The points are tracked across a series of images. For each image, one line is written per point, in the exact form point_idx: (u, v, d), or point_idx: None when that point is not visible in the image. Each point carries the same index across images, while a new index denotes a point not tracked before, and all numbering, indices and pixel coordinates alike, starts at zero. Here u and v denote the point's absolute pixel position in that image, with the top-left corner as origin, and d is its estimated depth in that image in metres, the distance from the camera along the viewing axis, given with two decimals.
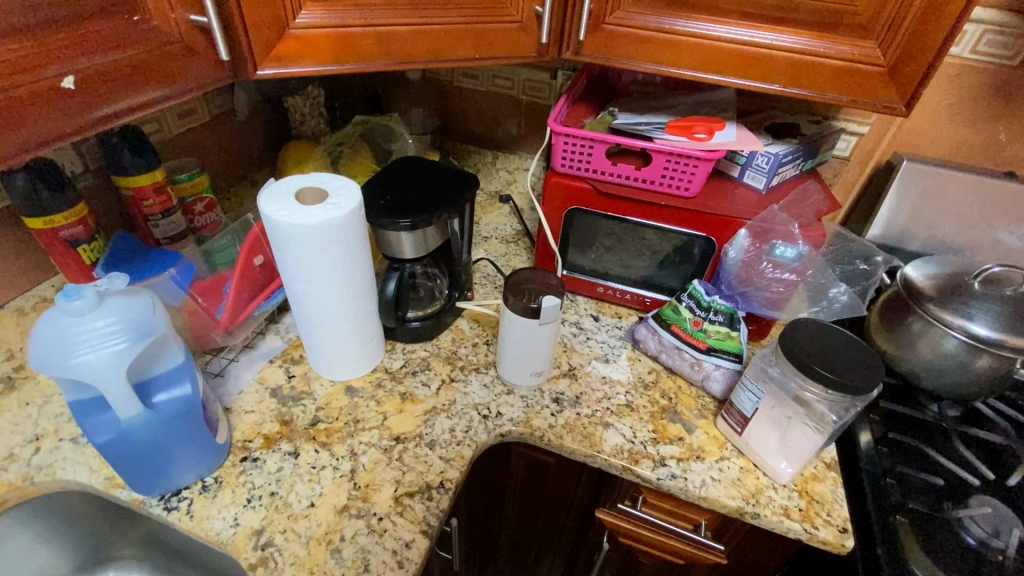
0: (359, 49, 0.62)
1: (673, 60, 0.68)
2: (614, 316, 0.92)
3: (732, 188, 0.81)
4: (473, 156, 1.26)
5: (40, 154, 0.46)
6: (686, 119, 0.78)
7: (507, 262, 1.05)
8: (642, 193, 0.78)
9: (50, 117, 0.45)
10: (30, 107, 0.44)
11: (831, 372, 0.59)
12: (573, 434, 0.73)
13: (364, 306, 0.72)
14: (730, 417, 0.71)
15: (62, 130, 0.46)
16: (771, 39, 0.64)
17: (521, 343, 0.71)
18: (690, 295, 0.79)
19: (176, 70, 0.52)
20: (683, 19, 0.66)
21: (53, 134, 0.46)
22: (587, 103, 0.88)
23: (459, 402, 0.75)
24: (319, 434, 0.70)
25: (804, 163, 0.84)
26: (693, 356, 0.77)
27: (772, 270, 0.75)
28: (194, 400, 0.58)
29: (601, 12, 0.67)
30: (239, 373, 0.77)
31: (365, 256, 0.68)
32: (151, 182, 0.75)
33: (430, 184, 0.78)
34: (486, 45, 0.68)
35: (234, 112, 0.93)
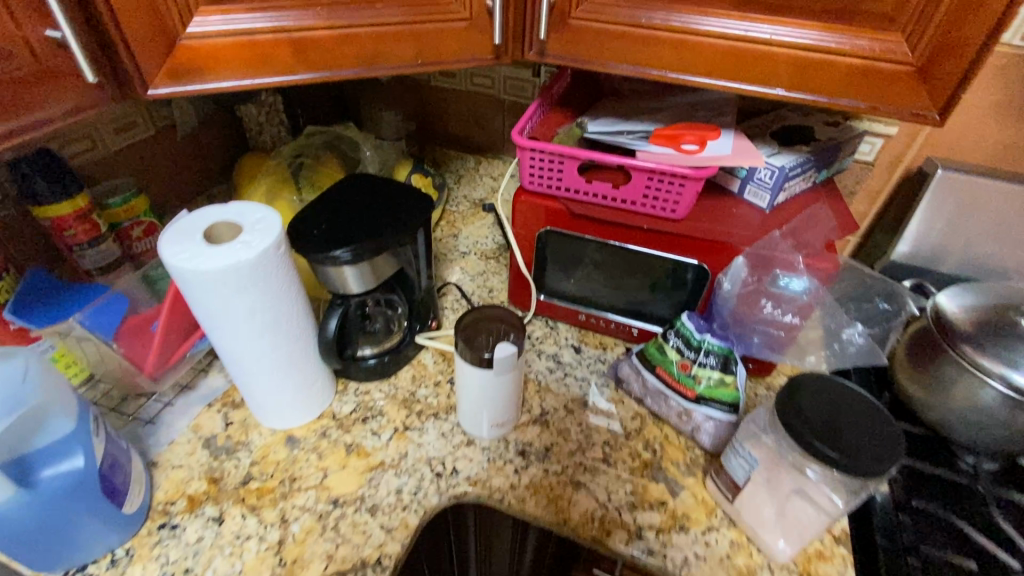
0: (271, 59, 0.51)
1: (653, 60, 0.57)
2: (598, 347, 0.82)
3: (730, 207, 0.69)
4: (454, 162, 1.16)
5: None
6: (674, 127, 0.66)
7: (484, 282, 0.95)
8: (622, 215, 0.67)
9: None
10: None
11: (837, 451, 0.48)
12: (537, 497, 0.63)
13: (299, 351, 0.63)
14: (720, 482, 0.61)
15: None
16: (771, 34, 0.52)
17: (476, 394, 0.62)
18: (677, 332, 0.67)
19: (36, 96, 0.43)
20: (663, 11, 0.54)
21: None
22: (563, 108, 0.78)
23: (410, 456, 0.67)
24: (249, 495, 0.62)
25: (816, 174, 0.71)
26: (681, 405, 0.66)
27: (772, 307, 0.65)
28: (89, 472, 0.51)
29: (567, 7, 0.56)
30: (172, 420, 0.69)
31: (292, 298, 0.59)
32: (73, 209, 0.67)
33: (379, 205, 0.68)
34: (430, 50, 0.57)
35: (178, 126, 0.85)
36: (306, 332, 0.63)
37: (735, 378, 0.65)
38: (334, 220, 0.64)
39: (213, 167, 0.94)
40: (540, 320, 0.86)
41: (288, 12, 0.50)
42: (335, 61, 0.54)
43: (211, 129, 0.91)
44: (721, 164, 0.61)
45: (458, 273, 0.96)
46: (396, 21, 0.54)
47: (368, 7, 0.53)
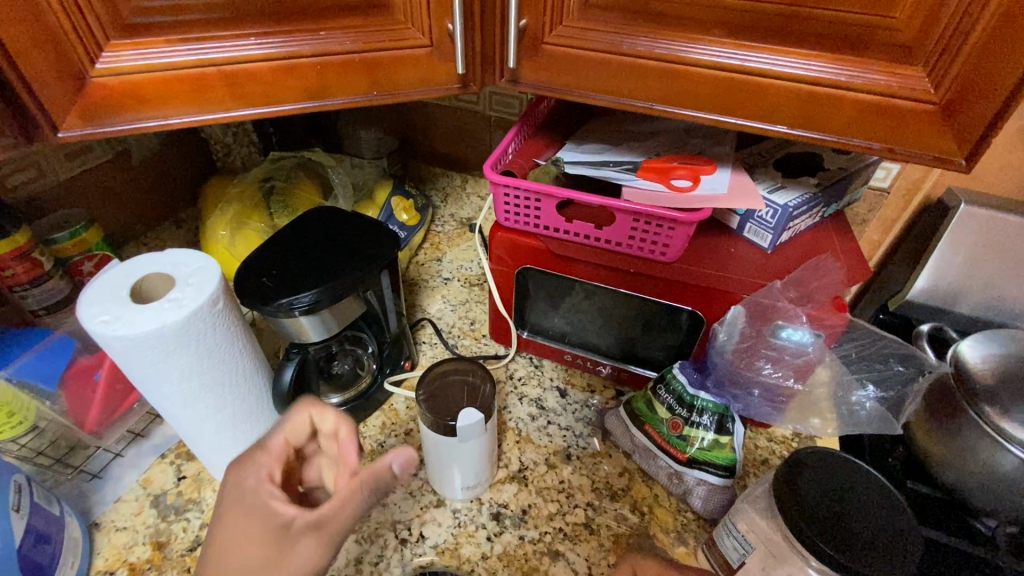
0: (201, 93, 0.46)
1: (636, 91, 0.50)
2: (585, 390, 0.76)
3: (727, 247, 0.63)
4: (440, 179, 1.11)
5: None
6: (664, 160, 0.60)
7: (466, 313, 0.89)
8: (606, 257, 0.61)
9: None
10: None
11: (839, 551, 0.42)
12: (510, 569, 0.58)
13: (249, 408, 0.58)
14: (711, 557, 0.55)
15: None
16: (770, 63, 0.45)
17: (442, 456, 0.57)
18: (669, 387, 0.61)
19: None
20: (645, 36, 0.47)
21: None
22: (545, 135, 0.72)
23: (374, 519, 0.61)
24: (195, 564, 0.57)
25: (824, 210, 0.65)
26: (672, 467, 0.61)
27: (771, 364, 0.59)
28: (2, 558, 0.46)
29: (539, 32, 0.50)
30: (120, 474, 0.64)
31: (237, 353, 0.54)
32: (12, 249, 0.63)
33: (338, 244, 0.61)
34: (385, 79, 0.51)
35: (135, 150, 0.80)
36: (257, 387, 0.58)
37: (733, 438, 0.58)
38: (289, 265, 0.58)
39: (179, 191, 0.89)
40: (524, 358, 0.80)
41: (217, 43, 0.44)
42: (274, 95, 0.48)
43: (177, 152, 0.86)
44: (716, 206, 0.55)
45: (438, 303, 0.90)
46: (343, 49, 0.48)
47: (309, 34, 0.46)
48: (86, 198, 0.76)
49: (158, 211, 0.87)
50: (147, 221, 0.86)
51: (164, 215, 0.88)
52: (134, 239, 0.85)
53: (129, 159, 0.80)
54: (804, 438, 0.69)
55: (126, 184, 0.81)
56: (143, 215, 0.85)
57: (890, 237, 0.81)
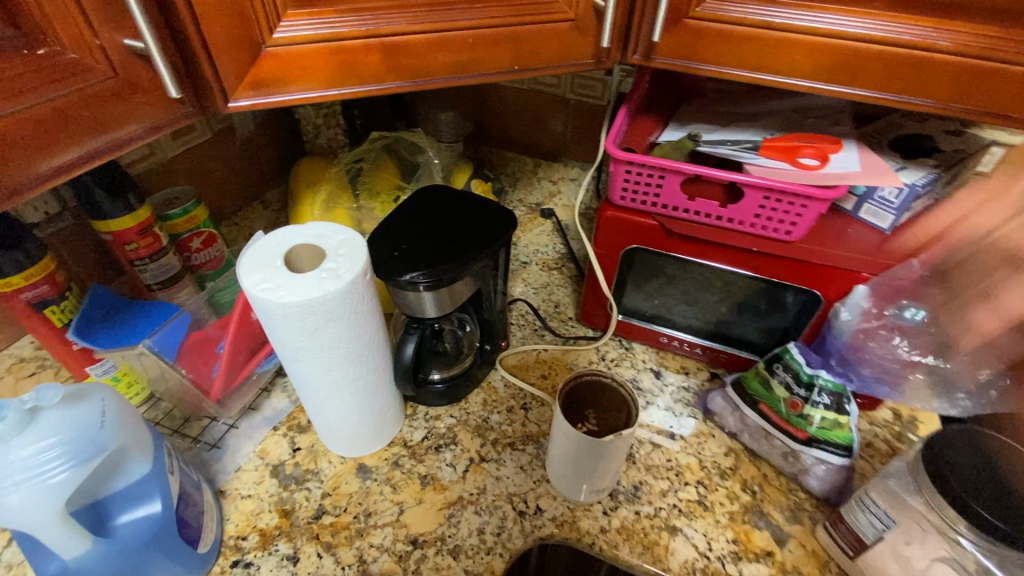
0: (364, 66, 0.46)
1: (782, 67, 0.50)
2: (680, 372, 0.76)
3: (845, 227, 0.62)
4: (511, 164, 1.11)
5: None
6: (787, 139, 0.60)
7: (549, 296, 0.89)
8: (726, 235, 0.61)
9: None
10: None
11: (1002, 520, 0.42)
12: (631, 543, 0.58)
13: (376, 379, 0.59)
14: (837, 534, 0.55)
15: None
16: (931, 37, 0.45)
17: (565, 448, 0.57)
18: (786, 365, 0.62)
19: (116, 116, 0.39)
20: (800, 10, 0.47)
21: None
22: (651, 114, 0.71)
23: (490, 492, 0.62)
24: (323, 531, 0.58)
25: (941, 190, 0.64)
26: (789, 445, 0.60)
27: (896, 344, 0.59)
28: (166, 517, 0.47)
29: (683, 5, 0.50)
30: (238, 444, 0.65)
31: (375, 323, 0.54)
32: (136, 223, 0.64)
33: (456, 222, 0.62)
34: (526, 54, 0.51)
35: (234, 129, 0.82)
36: (384, 359, 0.59)
37: (850, 418, 0.59)
38: (413, 240, 0.59)
39: (266, 170, 0.90)
40: (614, 340, 0.81)
41: (385, 15, 0.45)
42: (428, 68, 0.49)
43: (268, 132, 0.87)
44: (850, 184, 0.54)
45: (521, 287, 0.91)
46: (494, 23, 0.48)
47: (466, 7, 0.47)
48: (190, 175, 0.78)
49: (248, 190, 0.88)
50: (239, 201, 0.87)
51: (253, 195, 0.90)
52: (228, 216, 0.86)
53: (227, 138, 0.81)
54: (908, 423, 0.69)
55: (224, 163, 0.82)
56: (235, 195, 0.86)
57: None
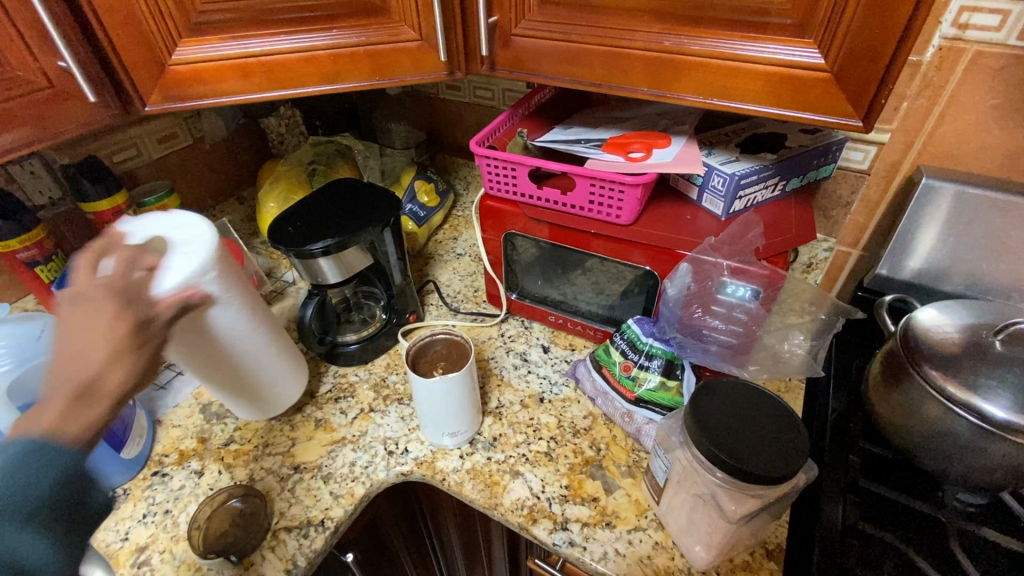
0: (246, 79, 0.61)
1: (585, 73, 0.61)
2: (566, 348, 0.85)
3: (684, 215, 0.70)
4: (463, 169, 1.23)
5: None
6: (625, 136, 0.69)
7: (471, 282, 1.00)
8: (572, 220, 0.70)
9: None
10: None
11: (728, 453, 0.48)
12: (475, 481, 0.67)
13: (275, 354, 0.68)
14: (649, 482, 0.62)
15: None
16: (684, 42, 0.54)
17: (422, 399, 0.66)
18: (624, 334, 0.69)
19: (49, 114, 0.54)
20: (589, 26, 0.58)
21: None
22: (536, 118, 0.82)
23: (369, 434, 0.73)
24: (227, 455, 0.71)
25: (783, 184, 0.71)
26: (623, 406, 0.68)
27: (711, 315, 0.67)
28: None
29: (507, 26, 0.61)
30: (180, 387, 0.80)
31: (255, 306, 0.63)
32: (112, 207, 0.81)
33: (351, 207, 0.75)
34: (383, 67, 0.64)
35: (211, 137, 0.99)
36: (277, 327, 0.69)
37: (680, 383, 0.65)
38: (311, 219, 0.72)
39: (242, 171, 1.07)
40: (516, 320, 0.91)
41: (258, 39, 0.59)
42: (298, 79, 0.62)
43: (243, 140, 1.05)
44: (660, 172, 0.63)
45: (449, 274, 1.03)
46: (350, 43, 0.61)
47: (325, 32, 0.60)
48: (171, 173, 0.96)
49: (226, 188, 1.06)
50: (217, 196, 1.05)
51: (232, 192, 1.08)
52: (207, 209, 1.04)
53: (206, 144, 0.99)
54: None
55: (203, 164, 1.00)
56: (214, 191, 1.04)
57: (873, 220, 0.85)
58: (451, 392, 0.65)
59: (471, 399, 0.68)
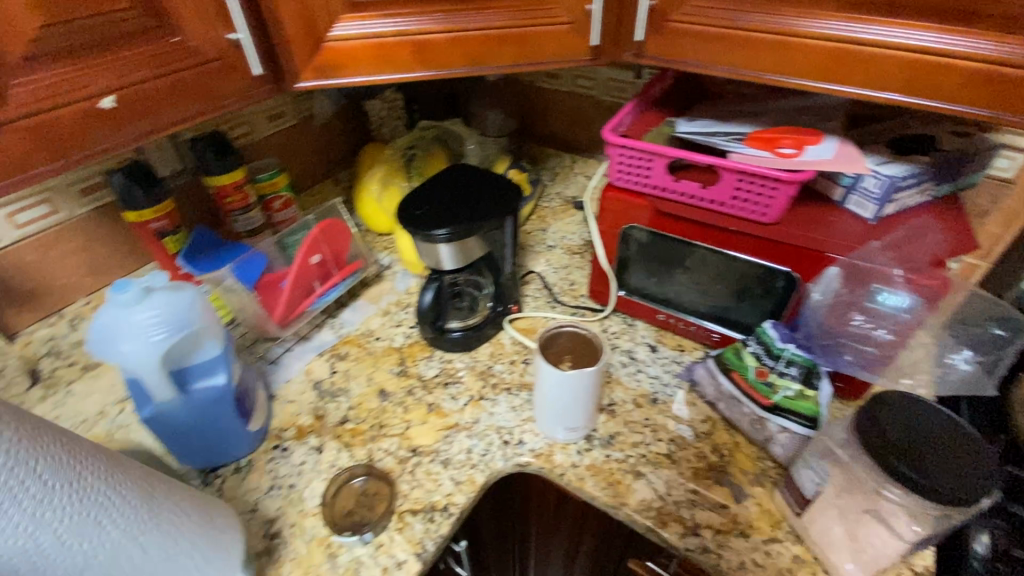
0: (398, 58, 0.60)
1: (751, 63, 0.58)
2: (675, 348, 0.83)
3: (829, 216, 0.66)
4: (551, 159, 1.21)
5: (78, 170, 0.47)
6: (772, 131, 0.66)
7: (567, 275, 0.99)
8: (709, 215, 0.67)
9: (76, 138, 0.46)
10: (65, 127, 0.45)
11: (912, 471, 0.46)
12: (597, 479, 0.66)
13: (120, 560, 0.42)
14: (788, 493, 0.61)
15: (90, 148, 0.47)
16: (877, 35, 0.51)
17: (548, 391, 0.65)
18: (759, 339, 0.68)
19: (216, 87, 0.53)
20: (763, 13, 0.55)
21: (86, 148, 0.47)
22: (659, 109, 0.79)
23: (483, 422, 0.73)
24: (345, 433, 0.72)
25: (935, 190, 0.67)
26: (756, 412, 0.65)
27: (865, 323, 0.64)
28: (227, 390, 0.62)
29: (668, 10, 0.59)
30: (290, 363, 0.81)
31: (108, 458, 0.44)
32: (232, 182, 0.82)
33: (474, 193, 0.74)
34: (532, 51, 0.62)
35: (315, 117, 1.00)
36: (171, 490, 0.48)
37: (818, 393, 0.63)
38: (437, 203, 0.72)
39: (339, 152, 1.08)
40: (619, 317, 0.89)
41: (417, 18, 0.58)
42: (449, 60, 0.61)
43: (342, 121, 1.06)
44: (818, 169, 0.60)
45: (543, 265, 1.01)
46: (504, 24, 0.60)
47: (480, 12, 0.59)
48: (278, 151, 0.97)
49: (323, 168, 1.06)
50: (315, 177, 1.06)
51: (328, 173, 1.08)
52: (305, 188, 1.05)
53: (311, 124, 1.00)
54: None
55: (305, 144, 1.01)
56: (313, 171, 1.05)
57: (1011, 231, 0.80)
58: (580, 387, 0.63)
59: (596, 396, 0.66)
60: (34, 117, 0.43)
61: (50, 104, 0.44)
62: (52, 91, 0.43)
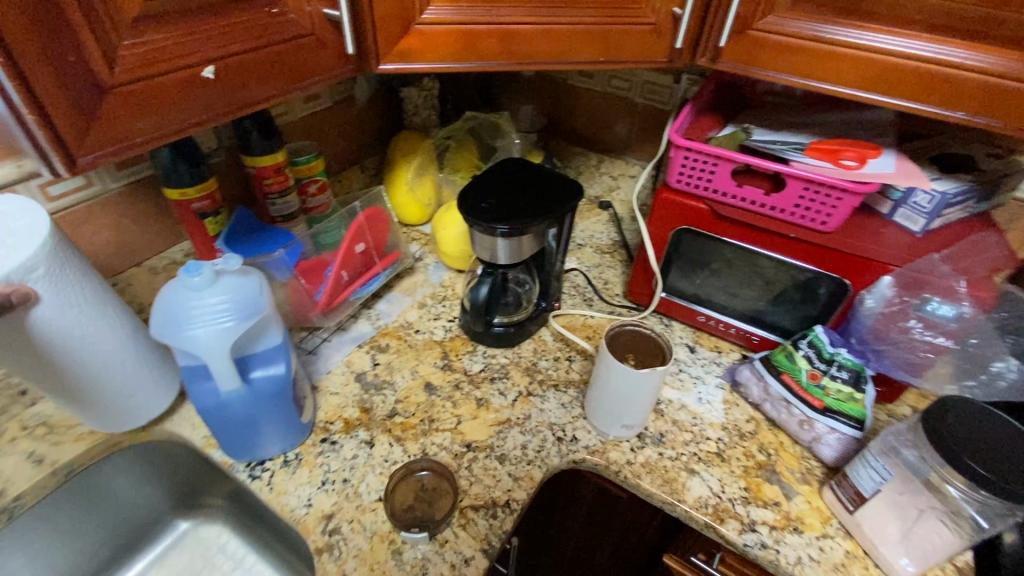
0: (482, 46, 0.59)
1: (829, 76, 0.59)
2: (713, 350, 0.85)
3: (880, 228, 0.70)
4: (577, 158, 1.22)
5: (171, 142, 0.45)
6: (832, 143, 0.68)
7: (599, 274, 1.00)
8: (768, 221, 0.69)
9: (175, 108, 0.43)
10: (166, 96, 0.42)
11: (987, 469, 0.49)
12: (653, 476, 0.67)
13: (113, 355, 0.59)
14: (840, 491, 0.63)
15: (186, 120, 0.44)
16: (960, 57, 0.53)
17: (609, 388, 0.66)
18: (810, 342, 0.70)
19: (304, 63, 0.51)
20: (849, 28, 0.56)
21: (183, 121, 0.44)
22: (710, 114, 0.81)
23: (534, 418, 0.73)
24: (394, 427, 0.70)
25: (974, 207, 0.70)
26: (806, 414, 0.68)
27: (920, 329, 0.65)
28: (287, 381, 0.60)
29: (749, 18, 0.59)
30: (329, 353, 0.79)
31: (136, 320, 0.64)
32: (273, 163, 0.79)
33: (534, 188, 0.74)
34: (613, 48, 0.63)
35: (349, 102, 0.97)
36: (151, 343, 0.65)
37: (866, 397, 0.66)
38: (498, 197, 0.71)
39: (368, 139, 1.05)
40: (655, 317, 0.90)
41: (505, 7, 0.57)
42: (532, 52, 0.60)
43: (375, 108, 1.03)
44: (884, 182, 0.62)
45: (575, 263, 1.02)
46: (591, 20, 0.60)
47: (569, 6, 0.59)
48: (312, 134, 0.94)
49: (352, 154, 1.04)
50: (343, 163, 1.03)
51: (356, 160, 1.05)
52: (333, 174, 1.02)
53: (345, 108, 0.97)
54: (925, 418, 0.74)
55: (339, 129, 0.98)
56: (343, 157, 1.02)
57: None
58: (644, 388, 0.64)
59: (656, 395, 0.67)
60: (138, 83, 0.40)
61: (153, 71, 0.41)
62: (157, 56, 0.41)
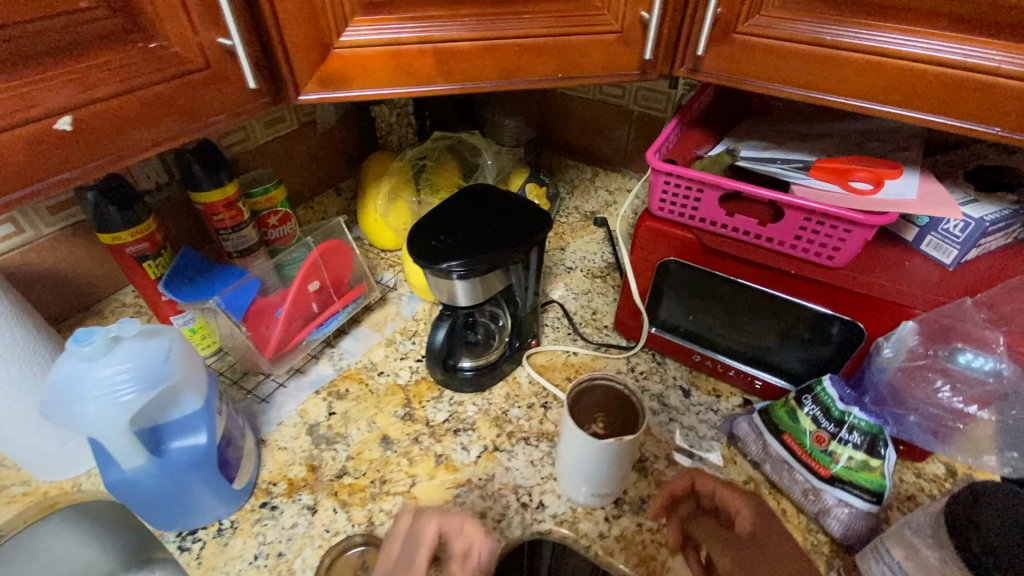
0: (416, 68, 0.51)
1: (833, 86, 0.49)
2: (710, 393, 0.75)
3: (901, 259, 0.58)
4: (570, 172, 1.13)
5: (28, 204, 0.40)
6: (841, 161, 0.57)
7: (587, 303, 0.91)
8: (765, 255, 0.59)
9: (26, 166, 0.38)
10: (12, 153, 0.37)
11: None
12: (627, 553, 0.58)
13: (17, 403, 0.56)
14: None
15: (40, 177, 0.39)
16: (997, 59, 0.42)
17: (574, 454, 0.57)
18: (816, 398, 0.59)
19: (200, 103, 0.45)
20: (855, 28, 0.46)
21: (37, 178, 0.39)
22: (702, 127, 0.71)
23: (497, 480, 0.65)
24: (342, 490, 0.64)
25: (1021, 230, 0.58)
26: (811, 483, 0.58)
27: (946, 386, 0.55)
28: (210, 449, 0.54)
29: (734, 21, 0.50)
30: (283, 401, 0.73)
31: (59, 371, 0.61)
32: (222, 198, 0.73)
33: (495, 221, 0.65)
34: (572, 63, 0.53)
35: (315, 124, 0.91)
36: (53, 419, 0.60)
37: (885, 462, 0.55)
38: (453, 232, 0.64)
39: (342, 161, 1.00)
40: (647, 353, 0.80)
41: (438, 22, 0.49)
42: (475, 73, 0.52)
43: (347, 128, 0.97)
44: (905, 211, 0.51)
45: (562, 291, 0.93)
46: (542, 32, 0.51)
47: (515, 17, 0.50)
48: (276, 161, 0.88)
49: (325, 178, 0.98)
50: (315, 187, 0.97)
51: (329, 183, 1.00)
52: (305, 200, 0.97)
53: (312, 130, 0.91)
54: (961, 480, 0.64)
55: (307, 153, 0.92)
56: (314, 182, 0.96)
57: None
58: (614, 457, 0.55)
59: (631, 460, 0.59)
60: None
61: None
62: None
